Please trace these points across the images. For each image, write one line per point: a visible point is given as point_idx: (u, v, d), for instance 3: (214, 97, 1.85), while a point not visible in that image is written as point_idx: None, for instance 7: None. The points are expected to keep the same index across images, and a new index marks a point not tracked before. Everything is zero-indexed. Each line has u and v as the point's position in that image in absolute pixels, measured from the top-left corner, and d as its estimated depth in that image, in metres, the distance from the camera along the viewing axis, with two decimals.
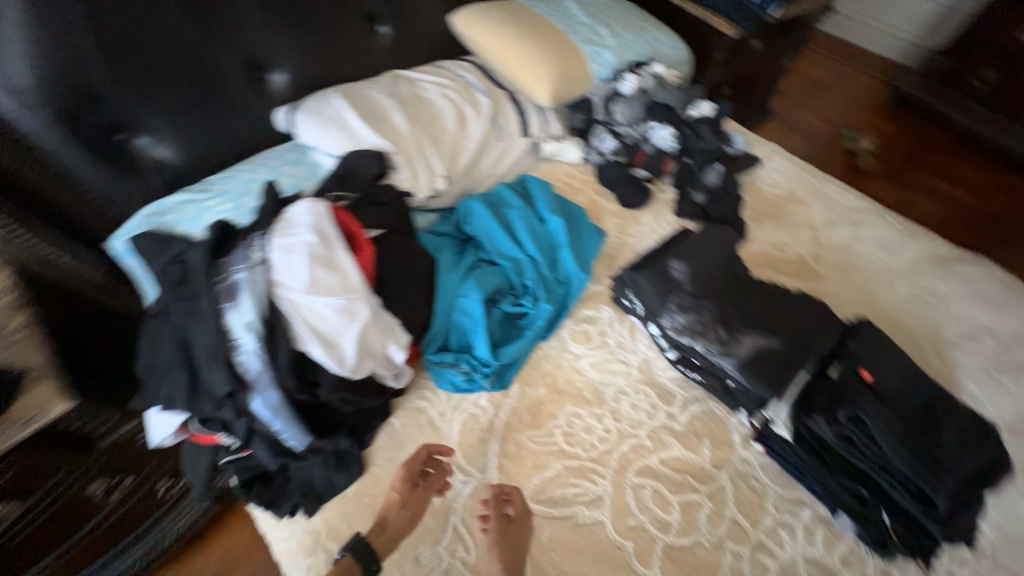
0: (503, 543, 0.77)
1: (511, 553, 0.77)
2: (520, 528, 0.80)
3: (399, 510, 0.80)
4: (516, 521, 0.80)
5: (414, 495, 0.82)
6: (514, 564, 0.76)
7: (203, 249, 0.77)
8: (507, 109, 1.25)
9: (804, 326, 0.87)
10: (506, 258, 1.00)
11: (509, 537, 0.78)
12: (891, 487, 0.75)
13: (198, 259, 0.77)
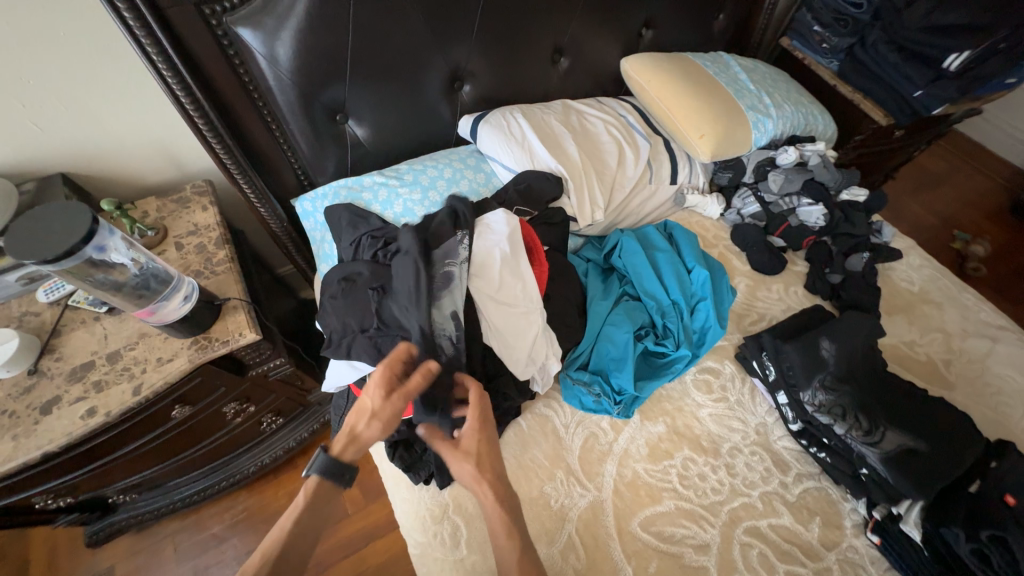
0: (466, 450, 0.74)
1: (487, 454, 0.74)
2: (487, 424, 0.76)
3: (380, 418, 0.72)
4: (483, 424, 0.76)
5: (392, 396, 0.73)
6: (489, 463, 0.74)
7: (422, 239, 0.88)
8: (662, 155, 1.32)
9: (953, 438, 0.87)
10: (651, 298, 1.07)
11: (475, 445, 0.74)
12: None
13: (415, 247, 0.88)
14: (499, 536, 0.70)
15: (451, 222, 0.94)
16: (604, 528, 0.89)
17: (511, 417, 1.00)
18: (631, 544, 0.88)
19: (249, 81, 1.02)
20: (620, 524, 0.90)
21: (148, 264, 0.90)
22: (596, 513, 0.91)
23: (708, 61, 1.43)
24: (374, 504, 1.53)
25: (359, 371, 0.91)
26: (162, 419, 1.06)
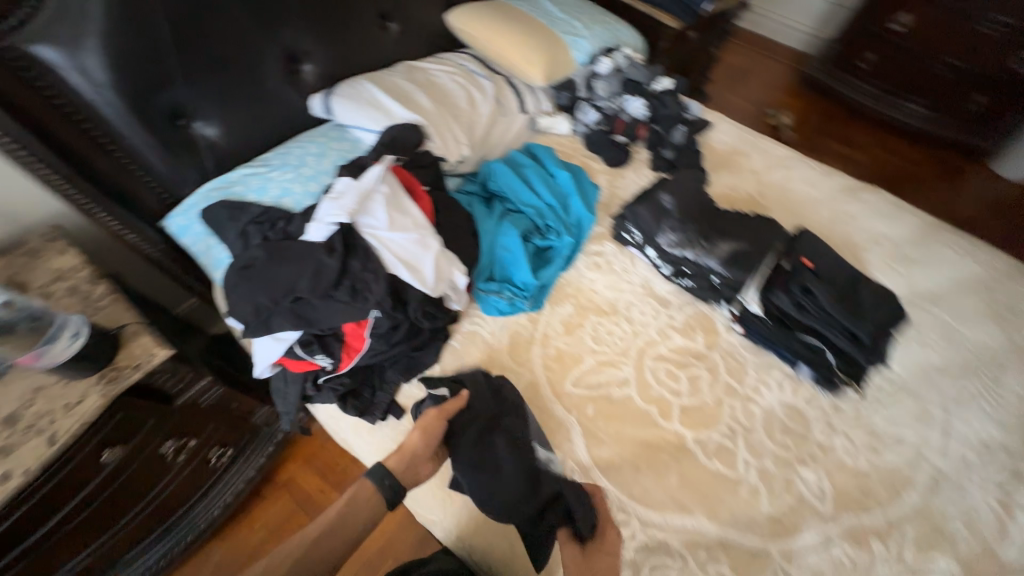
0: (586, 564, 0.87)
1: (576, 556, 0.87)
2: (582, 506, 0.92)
3: (416, 433, 0.94)
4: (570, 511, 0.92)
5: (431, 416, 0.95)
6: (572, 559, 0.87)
7: (355, 188, 0.98)
8: (506, 91, 1.48)
9: (761, 233, 1.16)
10: (528, 207, 1.24)
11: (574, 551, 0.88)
12: (832, 335, 1.04)
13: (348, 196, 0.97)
14: None
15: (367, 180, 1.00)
16: (545, 396, 1.06)
17: (443, 340, 1.11)
18: (569, 399, 1.06)
19: (66, 104, 0.95)
20: (557, 388, 1.07)
21: (27, 304, 0.88)
22: (536, 388, 1.07)
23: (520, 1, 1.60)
24: None
25: (285, 342, 0.96)
26: (94, 469, 1.02)
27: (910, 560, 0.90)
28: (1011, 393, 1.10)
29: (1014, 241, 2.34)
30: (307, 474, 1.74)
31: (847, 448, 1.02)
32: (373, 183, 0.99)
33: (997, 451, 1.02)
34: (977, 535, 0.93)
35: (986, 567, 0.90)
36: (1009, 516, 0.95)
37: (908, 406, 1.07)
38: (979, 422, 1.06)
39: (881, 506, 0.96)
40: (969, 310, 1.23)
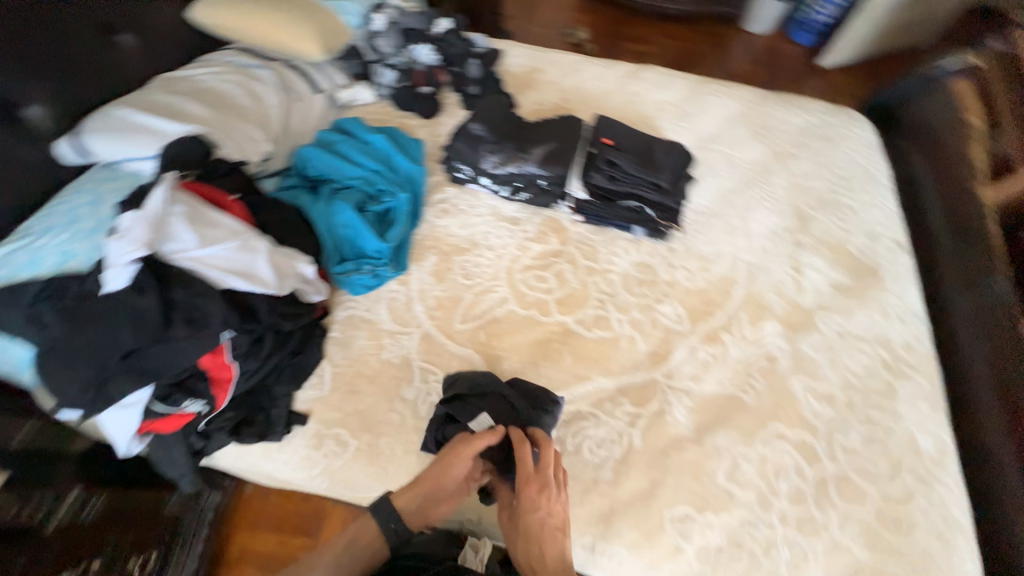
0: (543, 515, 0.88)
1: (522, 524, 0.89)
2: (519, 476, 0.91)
3: (438, 468, 0.91)
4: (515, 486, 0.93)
5: (454, 448, 0.91)
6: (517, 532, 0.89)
7: (140, 217, 0.86)
8: (291, 75, 1.41)
9: (565, 129, 1.28)
10: (353, 178, 1.22)
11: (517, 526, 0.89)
12: (642, 191, 1.23)
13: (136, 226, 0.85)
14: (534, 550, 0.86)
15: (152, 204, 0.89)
16: (438, 343, 1.10)
17: (322, 335, 1.09)
18: (461, 335, 1.12)
19: None
20: (446, 332, 1.12)
21: None
22: (427, 340, 1.11)
23: None
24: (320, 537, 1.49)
25: (139, 406, 0.87)
26: None
27: (749, 335, 1.15)
28: (779, 189, 1.41)
29: (775, 81, 2.87)
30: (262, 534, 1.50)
31: (687, 276, 1.23)
32: (159, 206, 0.88)
33: (782, 233, 1.32)
34: (785, 297, 1.20)
35: (796, 316, 1.18)
36: (800, 275, 1.24)
37: (717, 226, 1.32)
38: (766, 217, 1.34)
39: (721, 307, 1.19)
40: (740, 138, 1.51)
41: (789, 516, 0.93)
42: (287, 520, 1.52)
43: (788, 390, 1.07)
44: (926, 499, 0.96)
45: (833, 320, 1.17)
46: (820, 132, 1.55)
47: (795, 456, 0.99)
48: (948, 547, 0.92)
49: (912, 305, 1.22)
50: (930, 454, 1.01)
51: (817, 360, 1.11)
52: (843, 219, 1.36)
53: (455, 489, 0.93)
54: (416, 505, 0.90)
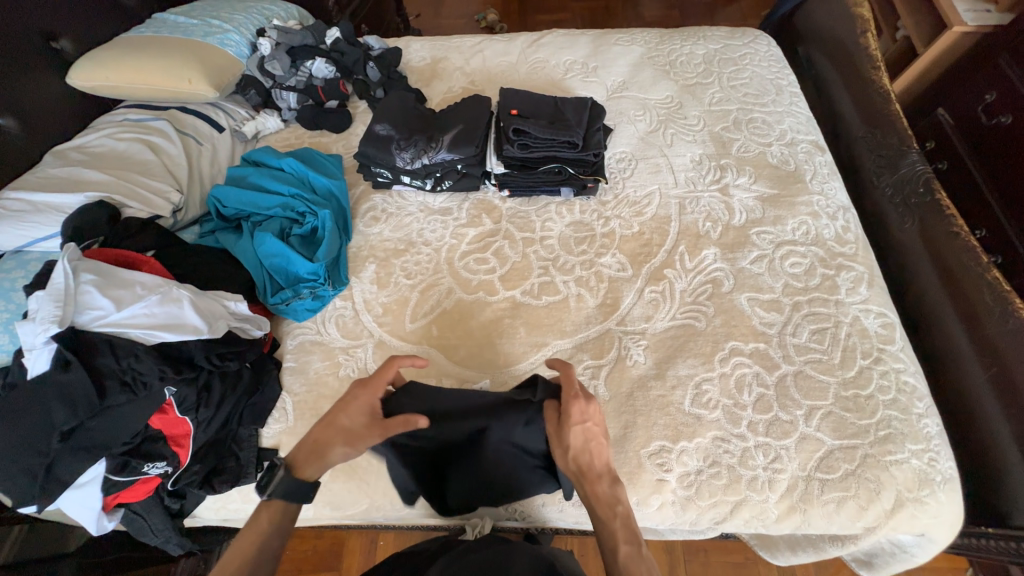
0: (590, 442, 0.82)
1: (571, 441, 0.82)
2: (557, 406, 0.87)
3: (343, 413, 0.83)
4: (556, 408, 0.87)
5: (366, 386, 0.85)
6: (568, 449, 0.82)
7: (45, 293, 0.84)
8: (188, 118, 1.35)
9: (471, 110, 1.28)
10: (271, 207, 1.19)
11: (569, 441, 0.82)
12: (559, 152, 1.20)
13: (45, 303, 0.83)
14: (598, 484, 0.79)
15: (53, 278, 0.86)
16: (394, 348, 1.10)
17: (278, 367, 1.07)
18: (414, 335, 1.12)
19: None
20: (399, 334, 1.12)
21: None
22: (382, 346, 1.10)
23: (142, 27, 1.45)
24: (342, 567, 1.47)
25: (94, 483, 0.87)
26: None
27: (691, 266, 1.17)
28: (695, 119, 1.43)
29: (688, 19, 2.89)
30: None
31: (622, 224, 1.25)
32: (61, 279, 0.86)
33: (705, 161, 1.34)
34: (719, 222, 1.23)
35: (731, 237, 1.21)
36: (729, 197, 1.27)
37: (642, 169, 1.34)
38: (688, 149, 1.37)
39: (661, 246, 1.21)
40: (650, 80, 1.53)
41: (757, 423, 0.98)
42: (305, 561, 1.49)
43: (736, 308, 1.11)
44: (879, 374, 1.02)
45: (766, 232, 1.20)
46: (726, 57, 1.57)
47: (753, 366, 1.03)
48: (907, 413, 0.98)
49: (838, 199, 1.26)
50: (877, 333, 1.06)
51: (759, 273, 1.15)
52: (762, 134, 1.38)
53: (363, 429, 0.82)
54: (309, 454, 0.80)
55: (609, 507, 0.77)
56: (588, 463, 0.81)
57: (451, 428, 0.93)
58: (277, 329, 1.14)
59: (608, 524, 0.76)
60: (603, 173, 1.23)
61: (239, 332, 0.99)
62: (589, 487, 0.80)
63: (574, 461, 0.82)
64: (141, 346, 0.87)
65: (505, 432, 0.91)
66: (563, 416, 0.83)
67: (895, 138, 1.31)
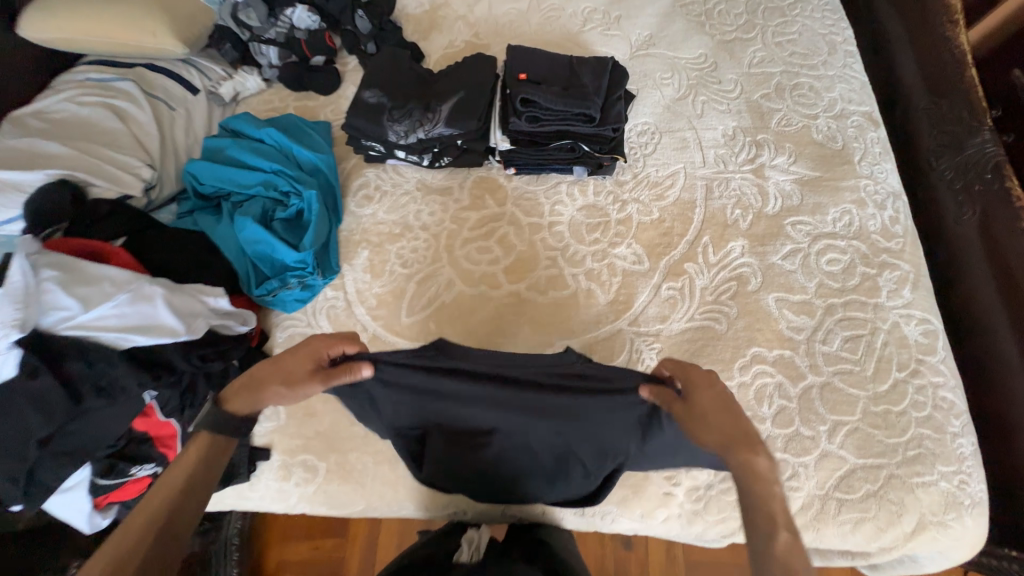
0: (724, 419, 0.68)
1: (725, 429, 0.67)
2: (689, 384, 0.71)
3: (290, 361, 0.74)
4: (684, 386, 0.71)
5: (306, 348, 0.75)
6: (720, 436, 0.67)
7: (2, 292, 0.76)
8: (157, 79, 1.21)
9: (475, 73, 1.12)
10: (252, 185, 1.08)
11: (704, 420, 0.68)
12: (573, 126, 1.05)
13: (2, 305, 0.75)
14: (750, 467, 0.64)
15: (8, 275, 0.77)
16: (389, 343, 1.03)
17: None
18: (411, 331, 1.04)
19: None
20: (395, 329, 1.05)
21: None
22: (376, 342, 1.04)
23: None
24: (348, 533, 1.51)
25: (81, 487, 0.84)
26: None
27: (715, 260, 1.06)
28: (731, 83, 1.24)
29: None
30: (297, 543, 1.49)
31: (640, 210, 1.12)
32: (17, 277, 0.77)
33: (740, 136, 1.18)
34: (749, 209, 1.10)
35: (763, 227, 1.08)
36: (764, 180, 1.13)
37: (667, 144, 1.18)
38: (720, 121, 1.20)
39: (681, 236, 1.09)
40: (681, 34, 1.32)
41: (776, 439, 0.91)
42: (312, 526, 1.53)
43: (762, 309, 1.01)
44: (915, 389, 0.93)
45: (803, 222, 1.07)
46: (773, 5, 1.34)
47: (776, 377, 0.95)
48: (941, 433, 0.90)
49: (889, 184, 1.11)
50: (917, 343, 0.96)
51: (791, 270, 1.03)
52: (808, 104, 1.20)
53: (298, 378, 0.72)
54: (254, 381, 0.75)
55: (767, 484, 0.63)
56: (739, 435, 0.66)
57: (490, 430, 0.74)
58: (265, 319, 1.07)
59: (766, 502, 0.62)
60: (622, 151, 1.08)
61: (223, 329, 0.91)
62: (748, 486, 0.64)
63: (736, 456, 0.66)
64: (115, 351, 0.80)
65: (555, 437, 0.73)
66: (709, 403, 0.69)
67: (965, 111, 1.13)
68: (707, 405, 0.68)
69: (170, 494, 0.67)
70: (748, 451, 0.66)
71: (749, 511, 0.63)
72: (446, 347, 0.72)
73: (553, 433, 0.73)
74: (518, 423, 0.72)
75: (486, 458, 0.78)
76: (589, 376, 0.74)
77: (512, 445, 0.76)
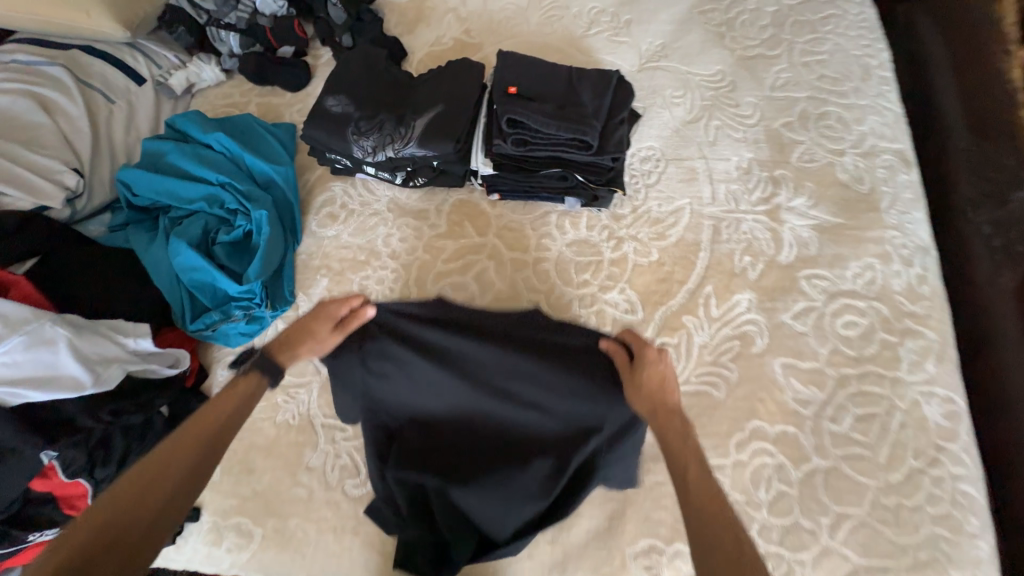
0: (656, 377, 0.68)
1: (679, 445, 0.61)
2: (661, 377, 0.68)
3: (314, 319, 0.74)
4: (657, 379, 0.68)
5: (325, 307, 0.76)
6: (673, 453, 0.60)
7: None
8: (95, 65, 1.04)
9: (458, 82, 0.97)
10: (194, 200, 0.94)
11: (642, 380, 0.67)
12: (567, 152, 0.91)
13: None
14: (670, 424, 0.63)
15: None
16: None
17: None
18: None
19: None
20: None
21: None
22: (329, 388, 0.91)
23: None
24: None
25: None
26: None
27: (717, 314, 0.94)
28: (750, 107, 1.10)
29: None
30: None
31: (638, 249, 0.99)
32: None
33: (755, 170, 1.04)
34: (760, 257, 0.97)
35: (774, 278, 0.96)
36: (779, 224, 1.00)
37: (673, 174, 1.04)
38: (733, 151, 1.06)
39: (681, 284, 0.96)
40: (698, 46, 1.17)
41: (771, 530, 0.80)
42: None
43: (767, 377, 0.89)
44: (932, 482, 0.82)
45: (819, 276, 0.95)
46: (802, 19, 1.19)
47: (776, 457, 0.84)
48: (958, 534, 0.79)
49: (919, 236, 0.98)
50: (938, 426, 0.85)
51: (802, 332, 0.91)
52: (834, 137, 1.06)
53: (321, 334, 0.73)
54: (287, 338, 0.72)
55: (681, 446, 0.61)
56: (663, 392, 0.66)
57: (446, 391, 0.75)
58: (205, 352, 0.92)
59: (679, 458, 0.59)
60: (621, 183, 0.95)
61: (150, 373, 0.80)
62: (696, 507, 0.55)
63: (683, 471, 0.58)
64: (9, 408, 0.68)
65: (507, 397, 0.73)
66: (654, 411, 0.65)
67: (1011, 158, 1.00)
68: (645, 370, 0.68)
69: (200, 434, 0.60)
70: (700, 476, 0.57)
71: (697, 537, 0.53)
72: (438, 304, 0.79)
73: (503, 391, 0.73)
74: (500, 378, 0.74)
75: (458, 431, 0.76)
76: (543, 334, 0.77)
77: (488, 413, 0.74)
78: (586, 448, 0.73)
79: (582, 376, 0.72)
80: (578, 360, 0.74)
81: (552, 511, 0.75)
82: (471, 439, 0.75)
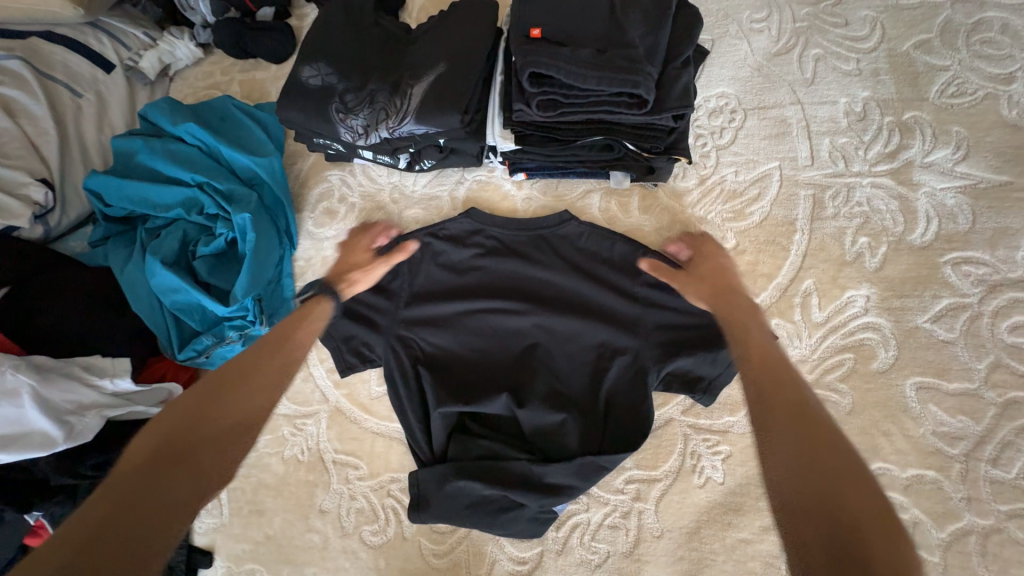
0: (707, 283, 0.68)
1: (787, 409, 0.51)
2: (724, 292, 0.67)
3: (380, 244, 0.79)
4: (713, 290, 0.68)
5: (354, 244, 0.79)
6: (773, 412, 0.51)
7: None
8: (55, 51, 0.89)
9: (465, 29, 0.74)
10: (171, 206, 0.80)
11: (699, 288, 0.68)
12: (612, 113, 0.67)
13: None
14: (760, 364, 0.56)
15: None
16: (354, 421, 0.79)
17: None
18: (383, 405, 0.78)
19: None
20: (363, 401, 0.79)
21: None
22: (339, 418, 0.79)
23: None
24: None
25: None
26: None
27: (822, 318, 0.70)
28: (865, 24, 0.80)
29: None
30: None
31: (708, 235, 0.76)
32: None
33: (874, 115, 0.76)
34: (882, 237, 0.72)
35: (903, 266, 0.70)
36: (911, 189, 0.72)
37: (756, 130, 0.78)
38: (841, 90, 0.78)
39: (769, 278, 0.73)
40: None
41: None
42: None
43: (892, 402, 0.67)
44: None
45: (971, 261, 0.69)
46: None
47: (909, 513, 0.64)
48: None
49: None
50: None
51: (944, 342, 0.67)
52: (996, 56, 0.75)
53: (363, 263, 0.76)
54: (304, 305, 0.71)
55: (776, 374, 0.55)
56: (743, 307, 0.64)
57: (487, 312, 0.74)
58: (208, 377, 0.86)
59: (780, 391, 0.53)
60: (686, 149, 0.71)
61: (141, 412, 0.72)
62: (798, 465, 0.46)
63: (787, 431, 0.49)
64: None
65: (552, 319, 0.72)
66: (748, 359, 0.58)
67: None
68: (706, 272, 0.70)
69: (245, 378, 0.60)
70: (810, 440, 0.47)
71: (794, 506, 0.45)
72: (475, 215, 0.77)
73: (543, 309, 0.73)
74: (544, 283, 0.74)
75: (509, 350, 0.73)
76: (580, 230, 0.75)
77: (538, 335, 0.72)
78: (639, 352, 0.70)
79: (621, 275, 0.73)
80: (617, 260, 0.74)
81: (612, 426, 0.69)
82: (519, 358, 0.73)
